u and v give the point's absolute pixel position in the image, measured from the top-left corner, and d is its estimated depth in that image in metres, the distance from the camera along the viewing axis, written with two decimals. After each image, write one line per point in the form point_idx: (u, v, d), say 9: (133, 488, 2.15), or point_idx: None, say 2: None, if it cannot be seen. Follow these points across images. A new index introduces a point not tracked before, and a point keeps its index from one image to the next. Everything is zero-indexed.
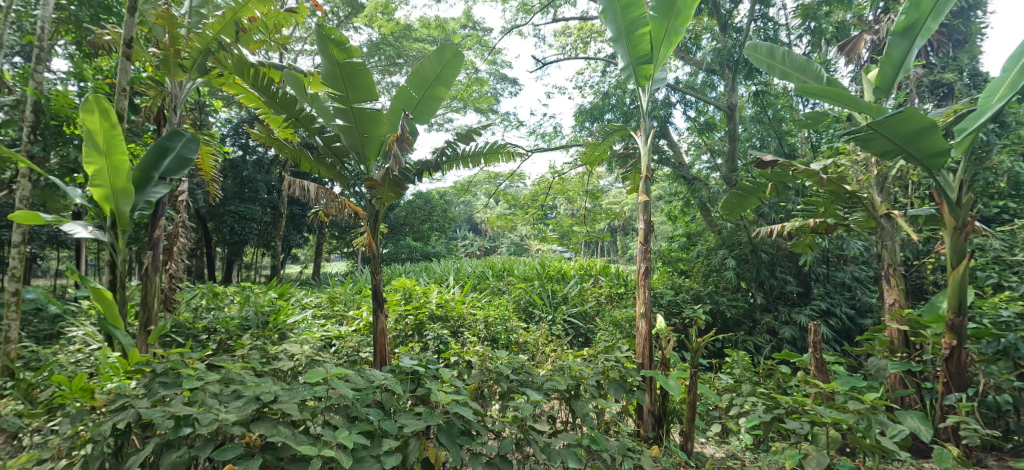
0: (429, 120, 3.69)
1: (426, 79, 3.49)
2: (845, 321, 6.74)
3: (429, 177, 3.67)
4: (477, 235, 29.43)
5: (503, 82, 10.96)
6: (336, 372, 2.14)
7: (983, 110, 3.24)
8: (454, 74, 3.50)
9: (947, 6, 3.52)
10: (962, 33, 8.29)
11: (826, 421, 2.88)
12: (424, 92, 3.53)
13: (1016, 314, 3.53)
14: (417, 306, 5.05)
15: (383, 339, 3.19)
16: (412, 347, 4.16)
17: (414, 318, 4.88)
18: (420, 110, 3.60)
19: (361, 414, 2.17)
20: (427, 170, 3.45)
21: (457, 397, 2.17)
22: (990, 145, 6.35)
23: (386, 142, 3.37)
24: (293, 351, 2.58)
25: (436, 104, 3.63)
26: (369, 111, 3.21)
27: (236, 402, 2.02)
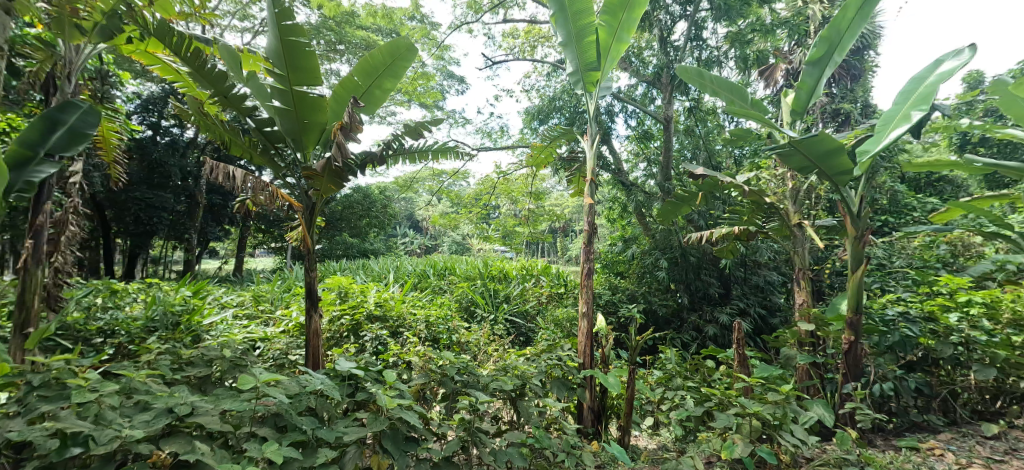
0: (376, 111, 3.49)
1: (375, 69, 3.26)
2: (758, 320, 7.26)
3: (372, 171, 3.47)
4: (419, 232, 28.90)
5: (451, 79, 10.70)
6: (269, 378, 1.92)
7: (879, 136, 3.56)
8: (406, 67, 3.32)
9: (851, 41, 3.84)
10: (857, 68, 9.05)
11: (749, 411, 3.00)
12: (372, 82, 3.31)
13: (898, 313, 3.88)
14: (355, 305, 4.78)
15: (316, 340, 2.95)
16: (348, 349, 3.91)
17: (350, 317, 4.63)
18: (366, 99, 3.39)
19: (294, 422, 1.94)
20: (374, 164, 3.26)
21: (403, 402, 2.02)
22: (878, 167, 7.13)
23: (328, 129, 3.13)
24: (210, 355, 2.31)
25: (383, 95, 3.44)
26: (311, 96, 2.94)
27: (142, 416, 1.75)
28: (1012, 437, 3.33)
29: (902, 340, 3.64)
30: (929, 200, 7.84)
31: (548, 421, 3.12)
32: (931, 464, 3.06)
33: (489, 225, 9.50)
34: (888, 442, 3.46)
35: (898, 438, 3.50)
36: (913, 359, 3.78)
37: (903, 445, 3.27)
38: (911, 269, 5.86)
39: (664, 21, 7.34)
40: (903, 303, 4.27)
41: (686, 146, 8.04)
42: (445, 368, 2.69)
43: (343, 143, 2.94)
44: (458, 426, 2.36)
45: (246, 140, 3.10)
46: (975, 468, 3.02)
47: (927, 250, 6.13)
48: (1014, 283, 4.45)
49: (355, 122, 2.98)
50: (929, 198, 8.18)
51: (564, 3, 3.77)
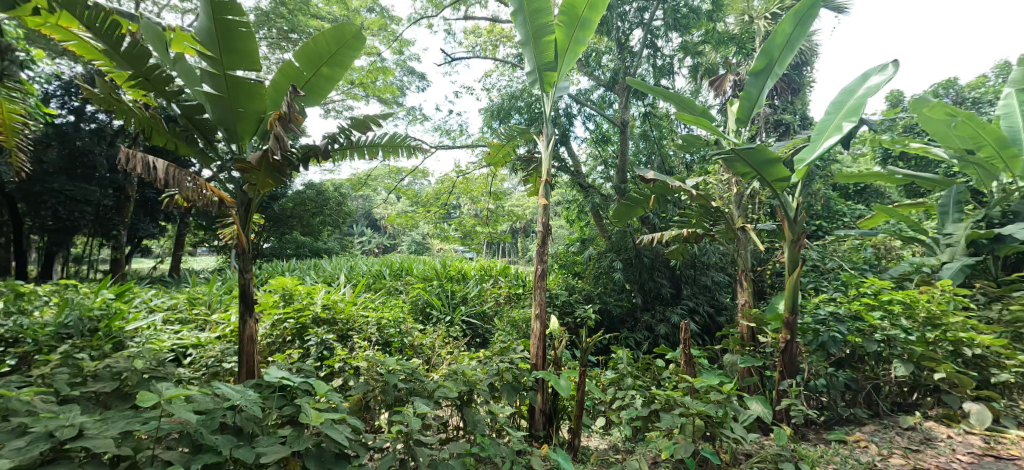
0: (319, 101, 3.32)
1: (320, 57, 3.10)
2: (706, 319, 7.52)
3: (316, 165, 3.30)
4: (376, 231, 28.17)
5: (411, 75, 10.40)
6: (175, 394, 1.77)
7: (814, 145, 3.76)
8: (352, 57, 3.17)
9: (790, 55, 4.05)
10: (798, 82, 9.58)
11: (692, 412, 3.06)
12: (316, 71, 3.14)
13: (829, 313, 4.12)
14: (299, 308, 4.50)
15: (252, 346, 2.77)
16: (290, 355, 3.69)
17: (295, 321, 4.36)
18: (309, 89, 3.22)
19: (206, 443, 1.80)
20: (318, 158, 3.10)
21: (330, 416, 1.93)
22: (814, 175, 7.59)
23: (266, 119, 2.95)
24: (115, 368, 2.11)
25: (329, 85, 3.28)
26: (246, 82, 2.76)
27: (16, 442, 1.56)
28: (926, 427, 3.60)
29: (831, 339, 3.86)
30: (857, 206, 8.45)
31: (496, 426, 3.08)
32: (857, 456, 3.25)
33: (448, 225, 9.33)
34: (820, 436, 3.65)
35: (828, 431, 3.70)
36: (843, 357, 4.00)
37: (832, 439, 3.45)
38: (842, 270, 6.27)
39: (621, 28, 7.48)
40: (834, 303, 4.55)
41: (642, 150, 8.22)
42: (388, 376, 2.65)
43: (281, 135, 2.78)
44: (396, 439, 2.29)
45: (173, 128, 2.88)
46: (895, 458, 3.23)
47: (856, 253, 6.57)
48: (927, 283, 4.86)
49: (294, 113, 2.82)
50: (856, 205, 8.83)
51: (523, 1, 3.75)
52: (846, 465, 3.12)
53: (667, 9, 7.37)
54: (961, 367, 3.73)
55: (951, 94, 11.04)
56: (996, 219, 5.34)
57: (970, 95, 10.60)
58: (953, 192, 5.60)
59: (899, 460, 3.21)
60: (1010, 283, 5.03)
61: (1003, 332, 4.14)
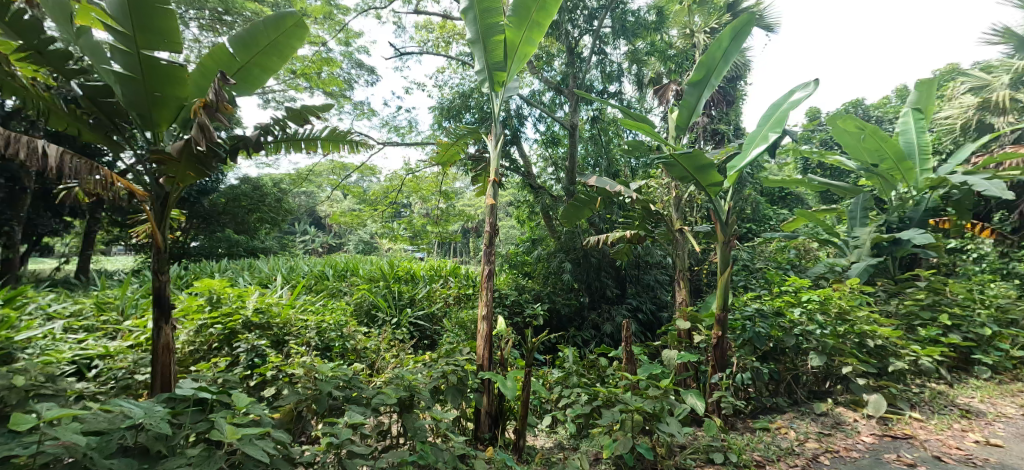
0: (251, 90, 3.10)
1: (255, 45, 2.89)
2: (649, 316, 7.80)
3: (247, 159, 3.06)
4: (319, 229, 26.94)
5: (360, 68, 10.00)
6: (62, 414, 1.59)
7: (744, 153, 4.01)
8: (293, 47, 2.99)
9: (725, 68, 4.27)
10: (733, 94, 10.20)
11: (632, 408, 3.14)
12: (250, 58, 2.92)
13: (756, 310, 4.40)
14: (228, 312, 4.13)
15: (167, 356, 2.53)
16: (216, 363, 3.39)
17: (222, 327, 4.01)
18: (240, 77, 2.99)
19: (100, 467, 1.63)
20: (249, 151, 2.87)
21: (249, 433, 1.83)
22: (745, 181, 8.10)
23: (188, 106, 2.69)
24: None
25: (264, 75, 3.06)
26: (164, 64, 2.51)
27: None
28: (836, 412, 3.92)
29: (758, 334, 4.12)
30: (781, 211, 9.12)
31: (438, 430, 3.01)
32: (778, 442, 3.48)
33: (396, 224, 9.04)
34: (747, 425, 3.88)
35: (754, 420, 3.94)
36: (768, 351, 4.27)
37: (757, 427, 3.68)
38: (770, 269, 6.72)
39: (571, 33, 7.61)
40: (760, 300, 4.86)
41: (590, 153, 8.41)
42: (321, 384, 2.54)
43: (206, 124, 2.59)
44: (326, 452, 2.23)
45: (73, 110, 2.57)
46: (810, 442, 3.50)
47: (781, 254, 7.07)
48: (839, 282, 5.33)
49: (222, 102, 2.73)
50: (781, 210, 9.53)
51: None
52: (768, 452, 3.33)
53: (616, 17, 7.58)
54: (865, 357, 4.09)
55: (860, 112, 12.21)
56: (895, 224, 5.94)
57: (876, 113, 11.79)
58: (860, 199, 6.18)
59: (814, 444, 3.47)
60: (905, 279, 5.61)
61: (899, 325, 4.60)
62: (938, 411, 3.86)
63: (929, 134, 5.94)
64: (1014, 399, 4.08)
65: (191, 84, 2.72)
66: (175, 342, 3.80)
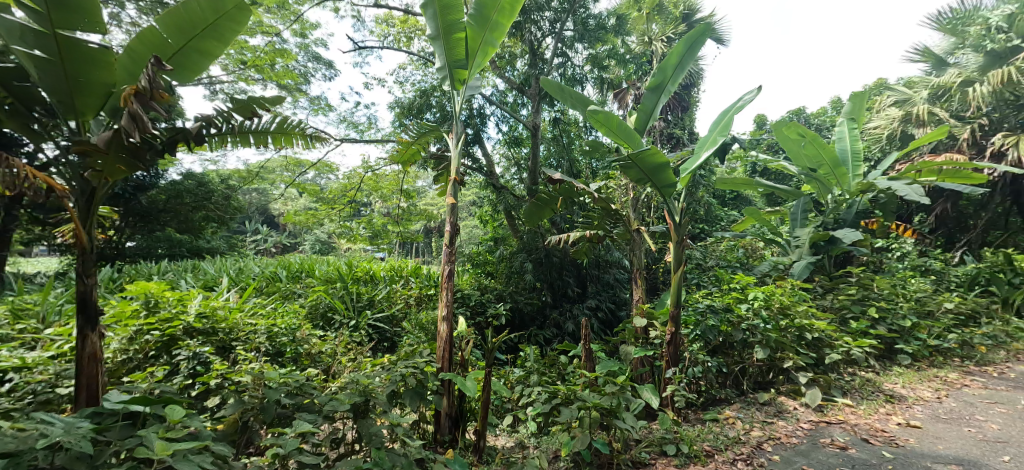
0: (192, 78, 2.85)
1: (191, 27, 2.66)
2: (608, 314, 7.96)
3: (189, 153, 2.88)
4: (273, 228, 25.88)
5: (317, 62, 9.69)
6: None
7: (696, 156, 4.18)
8: (234, 29, 2.75)
9: (681, 76, 4.43)
10: (687, 99, 10.62)
11: (589, 405, 3.20)
12: (186, 42, 2.70)
13: (707, 306, 4.58)
14: (166, 318, 3.82)
15: (92, 366, 2.35)
16: (152, 373, 3.12)
17: (160, 333, 3.69)
18: (177, 63, 2.75)
19: None
20: (189, 144, 2.70)
21: (182, 448, 1.80)
22: (698, 183, 8.45)
23: (119, 94, 2.51)
24: None
25: (205, 61, 2.83)
26: (86, 47, 2.35)
27: None
28: (779, 401, 4.15)
29: (709, 329, 4.30)
30: (732, 213, 9.58)
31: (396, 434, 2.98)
32: (726, 432, 3.65)
33: (355, 224, 8.82)
34: (698, 416, 4.03)
35: (705, 411, 4.10)
36: (718, 345, 4.46)
37: (707, 418, 3.83)
38: (721, 268, 7.03)
39: (534, 34, 7.67)
40: (712, 297, 5.08)
41: (552, 154, 8.50)
42: (269, 392, 2.50)
43: (139, 113, 2.38)
44: (272, 464, 2.20)
45: None
46: (755, 431, 3.68)
47: (731, 253, 7.41)
48: (783, 279, 5.66)
49: (157, 89, 2.45)
50: (730, 212, 9.99)
51: None
52: (717, 441, 3.49)
53: (577, 21, 7.70)
54: (804, 349, 4.36)
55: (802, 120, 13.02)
56: (831, 225, 6.39)
57: (815, 121, 12.63)
58: (801, 202, 6.56)
59: (758, 432, 3.67)
60: (839, 276, 6.01)
61: (835, 319, 4.93)
62: (867, 397, 4.17)
63: (860, 142, 6.42)
64: (930, 384, 4.47)
65: (119, 68, 2.57)
66: (105, 351, 3.47)
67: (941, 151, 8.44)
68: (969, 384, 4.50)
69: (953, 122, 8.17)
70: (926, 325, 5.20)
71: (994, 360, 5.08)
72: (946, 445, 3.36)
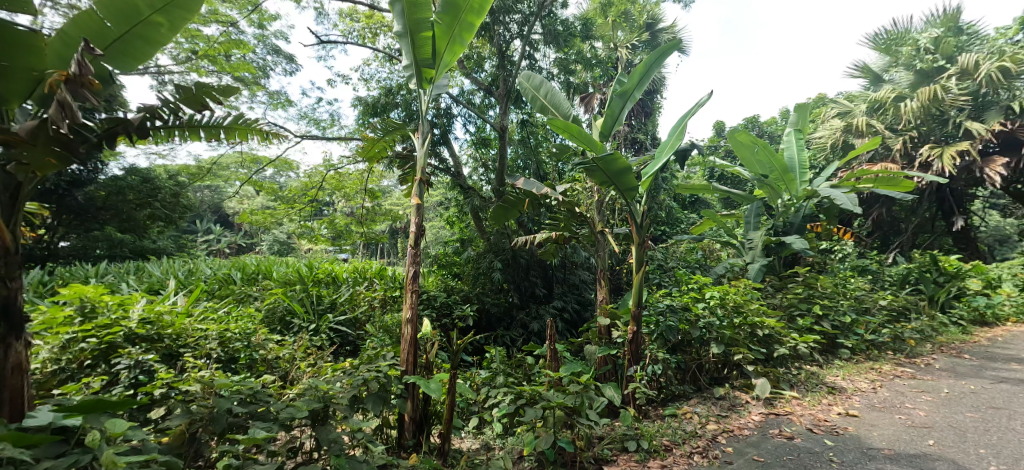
0: (135, 67, 2.73)
1: (134, 12, 2.55)
2: (574, 314, 8.10)
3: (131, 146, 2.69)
4: (226, 228, 24.78)
5: (277, 55, 9.41)
6: None
7: (657, 160, 4.35)
8: (184, 16, 2.64)
9: (647, 83, 4.57)
10: (650, 105, 10.95)
11: (554, 404, 3.27)
12: (129, 28, 2.58)
13: (668, 306, 4.75)
14: (104, 324, 3.61)
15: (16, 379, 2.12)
16: (88, 383, 2.97)
17: (97, 340, 3.48)
18: (117, 50, 2.64)
19: None
20: (129, 136, 2.51)
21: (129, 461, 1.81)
22: (660, 186, 8.73)
23: (48, 75, 2.31)
24: None
25: (150, 49, 2.71)
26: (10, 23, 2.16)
27: None
28: (732, 395, 4.36)
29: (668, 328, 4.47)
30: (691, 216, 9.96)
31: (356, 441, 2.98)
32: (684, 427, 3.81)
33: (316, 223, 8.59)
34: (658, 412, 4.18)
35: (664, 407, 4.26)
36: (676, 344, 4.65)
37: (666, 413, 3.99)
38: (681, 269, 7.33)
39: (503, 35, 7.71)
40: (671, 296, 5.28)
41: (520, 156, 8.59)
42: (221, 401, 2.46)
43: (67, 102, 2.25)
44: None
45: None
46: (711, 424, 3.86)
47: (690, 255, 7.72)
48: (738, 280, 5.96)
49: (87, 76, 2.30)
50: (689, 216, 10.35)
51: None
52: (675, 436, 3.64)
53: (546, 25, 7.82)
54: (755, 345, 4.60)
55: (755, 128, 13.68)
56: (781, 228, 6.77)
57: (767, 129, 13.31)
58: (754, 206, 6.91)
59: (714, 425, 3.85)
60: (788, 276, 6.35)
61: (784, 317, 5.24)
62: (811, 389, 4.46)
63: (806, 151, 6.83)
64: (867, 375, 4.82)
65: (51, 54, 2.45)
66: (32, 361, 3.22)
67: (878, 161, 9.09)
68: (900, 375, 4.87)
69: (888, 134, 8.82)
70: (864, 321, 5.60)
71: (921, 353, 5.53)
72: (880, 433, 3.63)
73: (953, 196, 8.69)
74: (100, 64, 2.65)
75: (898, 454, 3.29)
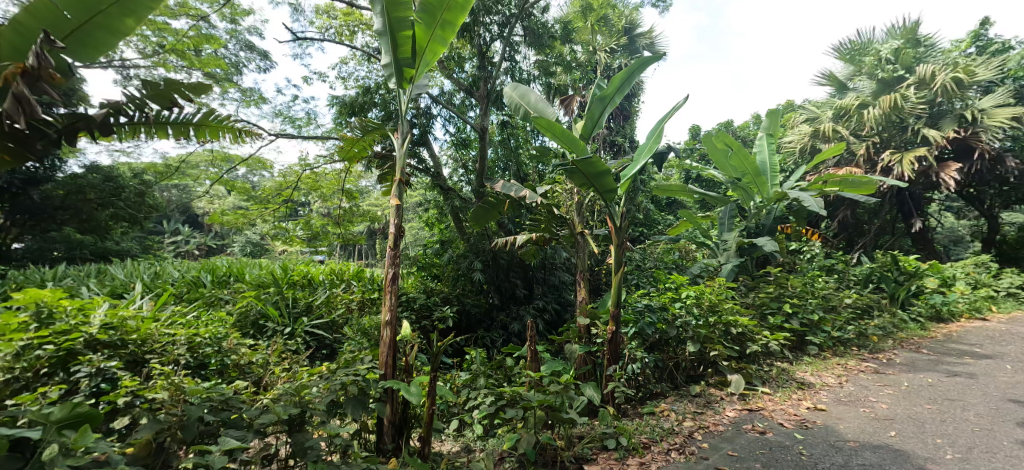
0: (96, 58, 2.69)
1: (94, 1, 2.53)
2: (554, 315, 8.17)
3: (91, 142, 2.73)
4: (195, 228, 24.04)
5: (251, 52, 9.24)
6: None
7: (635, 162, 4.44)
8: (147, 7, 2.64)
9: (627, 87, 4.66)
10: (627, 108, 11.12)
11: (534, 404, 3.32)
12: (89, 16, 2.56)
13: (646, 305, 4.85)
14: (62, 330, 3.42)
15: None
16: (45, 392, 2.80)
17: (55, 347, 3.27)
18: (77, 40, 2.61)
19: None
20: (91, 133, 2.57)
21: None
22: (638, 188, 8.89)
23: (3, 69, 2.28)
24: None
25: (112, 39, 2.68)
26: None
27: None
28: (708, 392, 4.49)
29: (646, 327, 4.58)
30: (668, 217, 10.17)
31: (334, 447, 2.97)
32: (661, 424, 3.91)
33: (292, 225, 8.44)
34: (636, 411, 4.27)
35: (643, 405, 4.35)
36: (654, 343, 4.75)
37: (644, 412, 4.08)
38: (659, 269, 7.49)
39: (482, 37, 7.74)
40: (649, 296, 5.39)
41: (500, 157, 8.64)
42: (192, 409, 2.47)
43: (24, 95, 2.20)
44: None
45: None
46: (687, 421, 3.97)
47: (666, 256, 7.89)
48: (712, 280, 6.14)
49: (47, 69, 2.25)
50: (666, 217, 10.56)
51: None
52: (653, 433, 3.73)
53: (527, 27, 7.89)
54: (729, 343, 4.75)
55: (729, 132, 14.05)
56: (753, 229, 6.98)
57: (740, 133, 13.69)
58: (728, 208, 7.11)
59: (690, 422, 3.96)
60: (760, 276, 6.55)
61: (756, 315, 5.41)
62: (782, 385, 4.62)
63: (777, 155, 7.07)
64: (834, 371, 5.02)
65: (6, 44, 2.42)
66: None
67: (843, 165, 9.46)
68: (865, 370, 5.09)
69: (853, 139, 9.19)
70: (831, 319, 5.83)
71: (884, 348, 5.79)
72: (846, 426, 3.80)
73: (912, 198, 9.12)
74: (60, 56, 2.59)
75: (862, 446, 3.45)
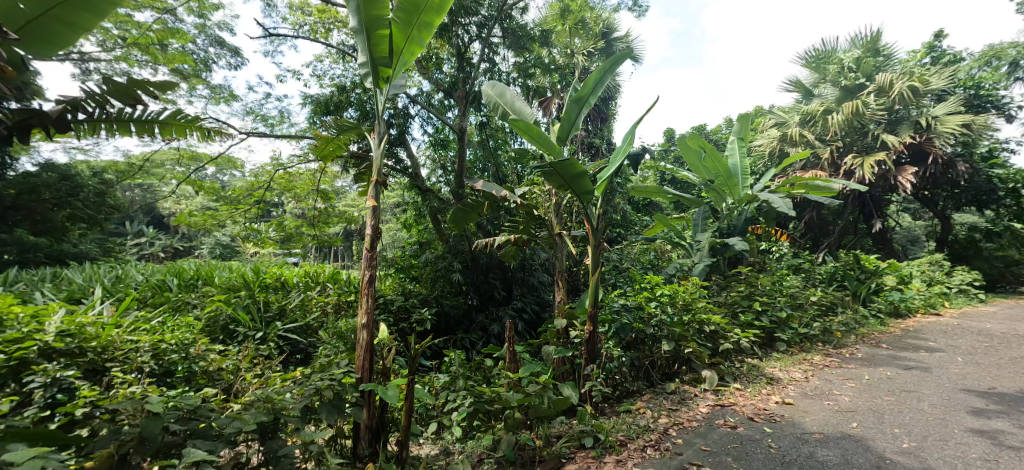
0: (54, 52, 2.64)
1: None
2: (533, 316, 8.22)
3: (46, 139, 2.68)
4: (162, 230, 23.20)
5: (221, 48, 9.01)
6: None
7: (610, 164, 4.52)
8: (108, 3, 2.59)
9: (601, 89, 4.75)
10: (604, 110, 11.28)
11: (513, 403, 3.35)
12: (45, 10, 2.49)
13: (622, 305, 4.94)
14: (14, 339, 3.31)
15: None
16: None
17: (7, 357, 3.17)
18: (32, 33, 2.54)
19: None
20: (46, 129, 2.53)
21: None
22: (614, 189, 9.03)
23: None
24: None
25: (71, 34, 2.63)
26: None
27: None
28: (682, 389, 4.60)
29: (622, 327, 4.66)
30: (644, 219, 10.35)
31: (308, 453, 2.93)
32: (637, 421, 3.98)
33: (265, 226, 8.25)
34: (613, 409, 4.34)
35: (619, 403, 4.43)
36: (631, 341, 4.84)
37: (621, 410, 4.15)
38: (635, 269, 7.61)
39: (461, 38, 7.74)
40: (625, 296, 5.48)
41: (479, 158, 8.65)
42: (155, 419, 2.38)
43: None
44: None
45: None
46: (662, 418, 4.06)
47: (643, 256, 8.02)
48: (687, 279, 6.29)
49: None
50: (642, 218, 10.72)
51: None
52: (629, 431, 3.80)
53: (505, 29, 7.92)
54: (702, 340, 4.88)
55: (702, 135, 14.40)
56: (725, 230, 7.17)
57: (713, 136, 14.05)
58: (701, 210, 7.29)
59: (665, 419, 4.05)
60: (732, 276, 6.74)
61: (728, 313, 5.56)
62: (753, 382, 4.77)
63: (747, 158, 7.29)
64: (801, 367, 5.20)
65: None
66: None
67: (810, 169, 9.79)
68: (831, 365, 5.30)
69: (819, 143, 9.54)
70: (799, 317, 6.05)
71: (847, 343, 6.04)
72: (812, 419, 3.95)
73: (874, 201, 9.53)
74: (14, 49, 2.54)
75: (827, 438, 3.59)
